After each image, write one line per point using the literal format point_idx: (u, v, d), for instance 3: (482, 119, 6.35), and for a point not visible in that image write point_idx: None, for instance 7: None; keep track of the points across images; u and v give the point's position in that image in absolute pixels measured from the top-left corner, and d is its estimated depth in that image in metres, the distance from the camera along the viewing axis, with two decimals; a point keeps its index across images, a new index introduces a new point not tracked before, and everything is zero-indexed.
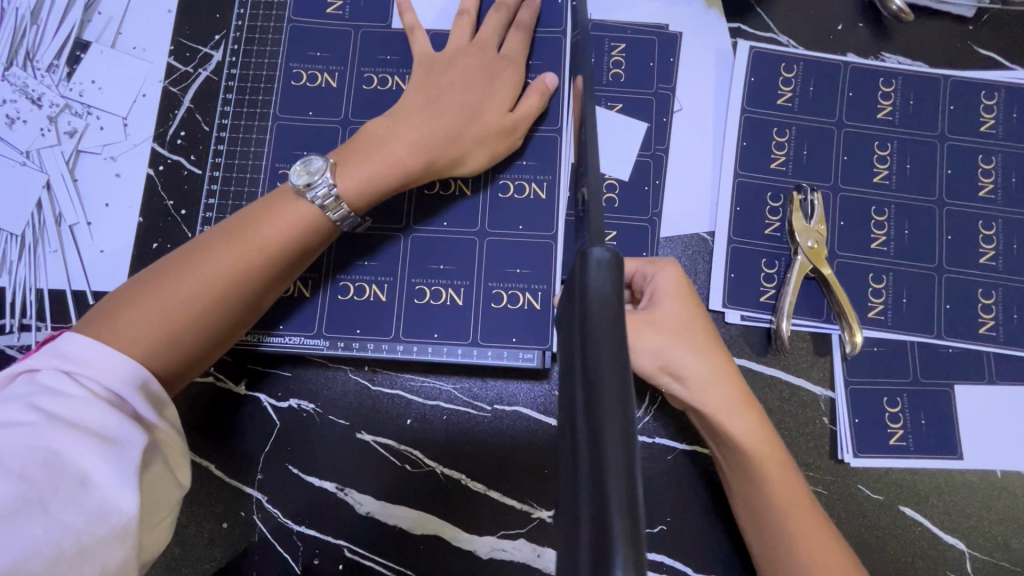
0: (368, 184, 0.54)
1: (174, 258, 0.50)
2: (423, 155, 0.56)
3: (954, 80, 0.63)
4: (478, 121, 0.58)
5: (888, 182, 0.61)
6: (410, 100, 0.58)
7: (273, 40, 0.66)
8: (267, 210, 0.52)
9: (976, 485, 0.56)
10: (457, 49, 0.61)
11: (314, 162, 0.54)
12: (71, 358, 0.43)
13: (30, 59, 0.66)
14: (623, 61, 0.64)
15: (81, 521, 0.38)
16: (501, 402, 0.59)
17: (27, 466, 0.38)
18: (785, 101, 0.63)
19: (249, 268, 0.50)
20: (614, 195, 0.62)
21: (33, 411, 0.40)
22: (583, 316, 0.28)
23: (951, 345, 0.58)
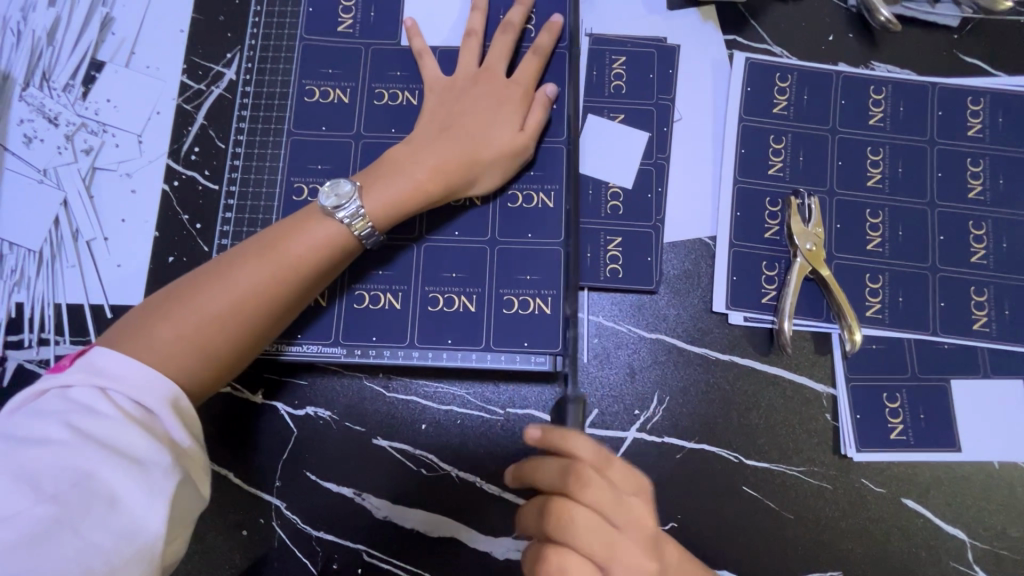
0: (390, 207, 0.57)
1: (203, 273, 0.52)
2: (441, 173, 0.58)
3: (941, 87, 0.66)
4: (488, 135, 0.60)
5: (881, 185, 0.64)
6: (426, 128, 0.61)
7: (285, 59, 0.68)
8: (294, 228, 0.54)
9: (974, 476, 0.58)
10: (468, 73, 0.63)
11: (341, 185, 0.56)
12: (104, 373, 0.45)
13: (46, 80, 0.68)
14: (624, 74, 0.66)
15: (110, 541, 0.39)
16: (513, 406, 0.61)
17: (60, 488, 0.39)
18: (781, 110, 0.65)
19: (279, 284, 0.52)
20: (618, 202, 0.64)
21: (66, 430, 0.41)
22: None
23: (947, 341, 0.61)
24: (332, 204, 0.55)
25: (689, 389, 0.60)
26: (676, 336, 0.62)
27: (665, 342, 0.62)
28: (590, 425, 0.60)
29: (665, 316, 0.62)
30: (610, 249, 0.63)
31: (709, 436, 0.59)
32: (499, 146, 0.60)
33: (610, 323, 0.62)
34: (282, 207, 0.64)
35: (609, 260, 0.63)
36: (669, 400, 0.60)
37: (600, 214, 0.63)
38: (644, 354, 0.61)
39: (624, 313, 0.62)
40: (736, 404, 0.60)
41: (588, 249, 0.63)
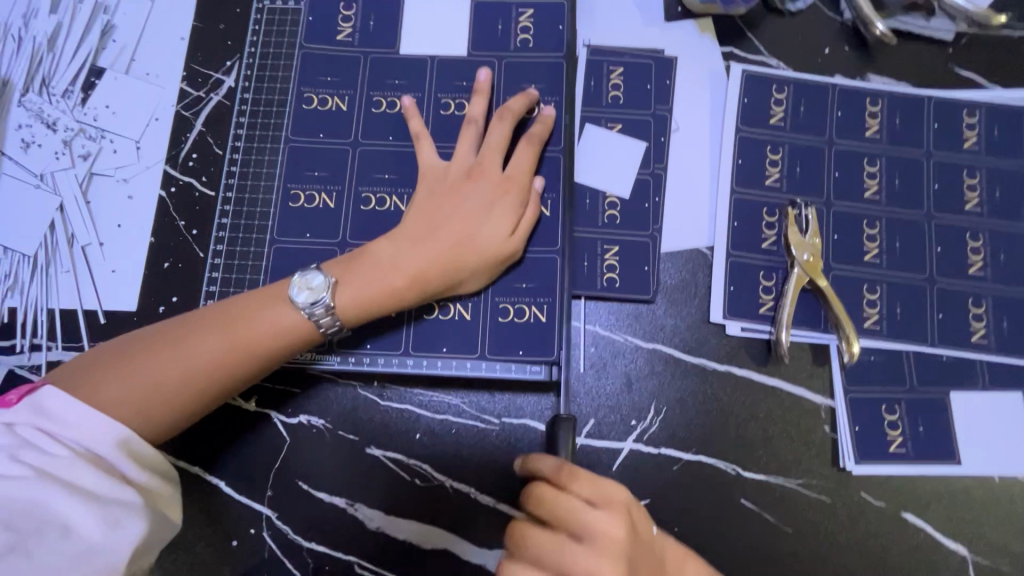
0: (358, 308, 0.56)
1: (168, 329, 0.54)
2: (422, 278, 0.57)
3: (937, 100, 0.66)
4: (476, 237, 0.58)
5: (878, 197, 0.64)
6: (412, 220, 0.59)
7: (284, 66, 0.68)
8: (264, 302, 0.56)
9: (975, 490, 0.58)
10: (463, 168, 0.61)
11: (313, 278, 0.56)
12: (54, 417, 0.48)
13: (45, 85, 0.68)
14: (622, 84, 0.66)
15: (68, 563, 0.42)
16: (509, 416, 0.60)
17: (12, 517, 0.42)
18: (778, 121, 0.66)
19: (230, 361, 0.53)
20: (616, 212, 0.64)
21: (16, 465, 0.44)
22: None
23: (946, 353, 0.60)
24: (305, 300, 0.55)
25: (686, 400, 0.60)
26: (673, 346, 0.61)
27: (662, 352, 0.61)
28: (586, 435, 0.59)
29: (662, 326, 0.62)
30: (607, 258, 0.63)
31: (707, 448, 0.59)
32: (485, 249, 0.58)
33: (606, 332, 0.62)
34: (280, 214, 0.64)
35: (605, 269, 0.63)
36: (666, 411, 0.60)
37: (598, 223, 0.63)
38: (641, 364, 0.61)
39: (621, 323, 0.62)
40: (734, 415, 0.60)
41: (585, 258, 0.63)
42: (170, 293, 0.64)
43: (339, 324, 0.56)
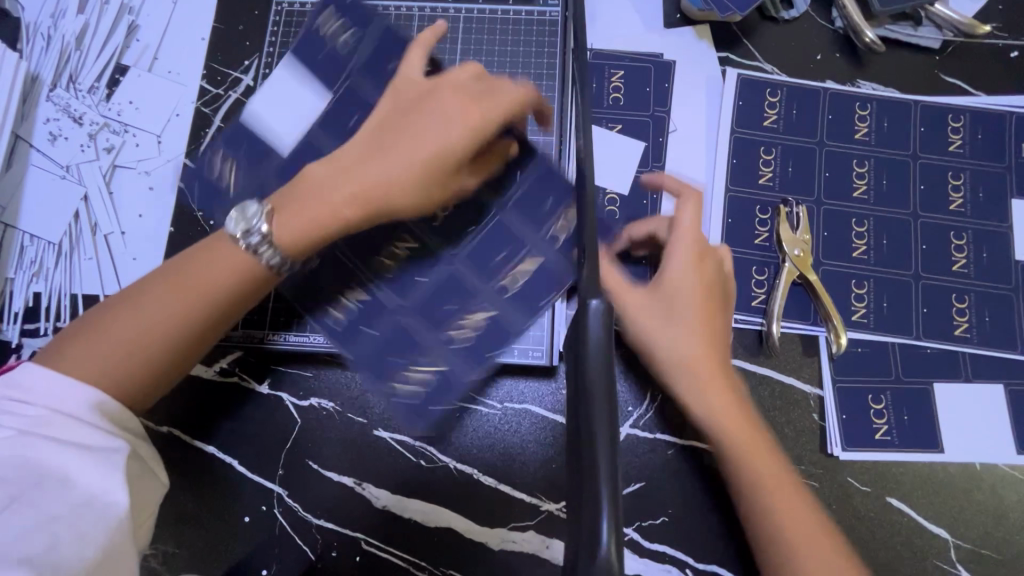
0: (308, 228, 0.54)
1: (127, 292, 0.51)
2: (364, 202, 0.55)
3: (923, 105, 0.69)
4: (414, 155, 0.55)
5: (866, 196, 0.67)
6: (358, 144, 0.57)
7: (301, 67, 0.72)
8: (214, 248, 0.52)
9: (958, 477, 0.60)
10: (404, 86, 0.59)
11: (249, 208, 0.54)
12: (24, 386, 0.46)
13: (72, 81, 0.72)
14: (622, 87, 0.70)
15: (66, 512, 0.42)
16: (510, 401, 0.63)
17: (13, 472, 0.42)
18: (771, 123, 0.69)
19: (180, 306, 0.50)
20: (616, 208, 0.67)
21: (4, 428, 0.43)
22: (584, 364, 0.34)
23: (930, 345, 0.63)
24: (239, 228, 0.53)
25: None
26: None
27: None
28: None
29: None
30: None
31: (700, 434, 0.62)
32: (421, 168, 0.55)
33: None
34: None
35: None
36: (661, 399, 0.62)
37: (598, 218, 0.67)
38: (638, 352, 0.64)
39: None
40: None
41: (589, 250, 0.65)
42: None
43: (280, 254, 0.53)
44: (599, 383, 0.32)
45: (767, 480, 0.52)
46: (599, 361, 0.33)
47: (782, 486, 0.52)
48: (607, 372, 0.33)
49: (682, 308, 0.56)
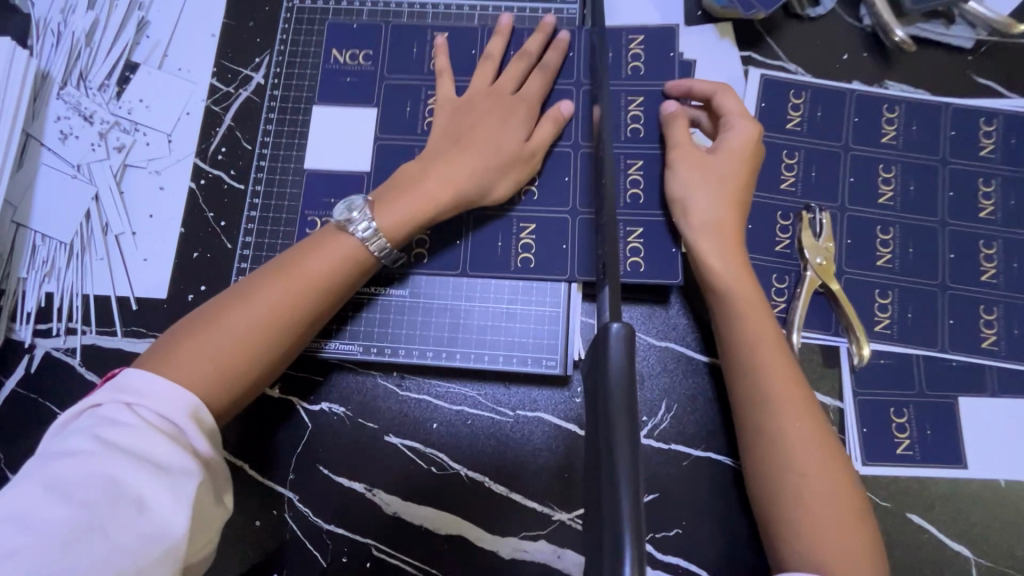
0: (412, 215, 0.58)
1: (234, 293, 0.56)
2: (455, 184, 0.59)
3: (954, 107, 0.67)
4: (497, 143, 0.61)
5: (892, 203, 0.65)
6: (439, 138, 0.62)
7: (312, 65, 0.70)
8: (314, 247, 0.57)
9: (981, 494, 0.59)
10: (481, 88, 0.64)
11: (354, 201, 0.58)
12: (135, 392, 0.50)
13: (82, 79, 0.71)
14: (641, 116, 0.67)
15: (135, 540, 0.44)
16: (523, 408, 0.62)
17: (90, 493, 0.44)
18: (795, 126, 0.67)
19: (294, 299, 0.55)
20: (639, 189, 0.65)
21: (95, 441, 0.46)
22: (606, 377, 0.32)
23: (955, 358, 0.61)
24: (343, 217, 0.58)
25: (696, 397, 0.62)
26: (685, 345, 0.63)
27: (674, 350, 0.63)
28: None
29: (674, 325, 0.64)
30: (630, 242, 0.64)
31: (716, 445, 0.60)
32: (507, 152, 0.61)
33: None
34: (305, 211, 0.66)
35: (629, 253, 0.63)
36: (678, 408, 0.61)
37: (621, 203, 0.65)
38: (654, 361, 0.63)
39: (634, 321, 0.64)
40: None
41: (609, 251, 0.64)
42: (199, 282, 0.67)
43: (390, 247, 0.58)
44: (620, 401, 0.31)
45: (798, 440, 0.53)
46: (621, 381, 0.32)
47: (812, 447, 0.53)
48: (630, 393, 0.31)
49: (733, 256, 0.58)
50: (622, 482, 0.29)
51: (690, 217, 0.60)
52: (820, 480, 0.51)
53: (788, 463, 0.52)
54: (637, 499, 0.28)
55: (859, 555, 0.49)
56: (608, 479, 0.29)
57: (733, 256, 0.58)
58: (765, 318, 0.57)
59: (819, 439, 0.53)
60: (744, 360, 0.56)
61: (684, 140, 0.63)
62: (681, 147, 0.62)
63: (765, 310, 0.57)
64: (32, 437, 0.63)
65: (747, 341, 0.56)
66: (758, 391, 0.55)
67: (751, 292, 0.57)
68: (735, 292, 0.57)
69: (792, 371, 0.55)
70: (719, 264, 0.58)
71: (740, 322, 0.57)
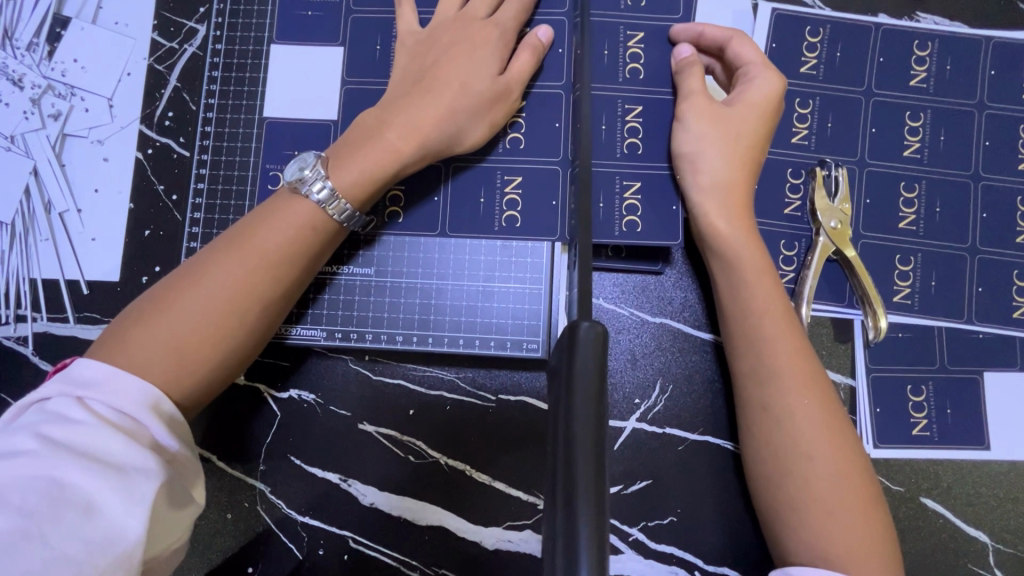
0: (369, 173, 0.51)
1: (184, 272, 0.48)
2: (419, 132, 0.52)
3: (996, 42, 0.58)
4: (469, 79, 0.53)
5: (919, 155, 0.57)
6: (400, 84, 0.54)
7: (259, 12, 0.62)
8: (268, 213, 0.50)
9: (1003, 476, 0.54)
10: (447, 20, 0.56)
11: (307, 160, 0.51)
12: (85, 383, 0.43)
13: (9, 38, 0.63)
14: (641, 54, 0.58)
15: (83, 550, 0.37)
16: (506, 392, 0.58)
17: (28, 498, 0.37)
18: (810, 69, 0.58)
19: (254, 273, 0.48)
20: (637, 139, 0.57)
21: (36, 439, 0.39)
22: (570, 377, 0.26)
23: (982, 330, 0.55)
24: (292, 176, 0.50)
25: (693, 377, 0.56)
26: (682, 321, 0.57)
27: (670, 327, 0.57)
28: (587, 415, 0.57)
29: (670, 300, 0.58)
30: (627, 198, 0.56)
31: (714, 428, 0.56)
32: (480, 89, 0.53)
33: (610, 306, 0.58)
34: (258, 180, 0.60)
35: (625, 211, 0.56)
36: (673, 389, 0.56)
37: (617, 153, 0.57)
38: (647, 339, 0.57)
39: (626, 295, 0.58)
40: None
41: (601, 199, 0.56)
42: (153, 262, 0.61)
43: (352, 210, 0.51)
44: (586, 407, 0.26)
45: (805, 421, 0.47)
46: (590, 388, 0.26)
47: (820, 427, 0.47)
48: (600, 400, 0.26)
49: (738, 218, 0.52)
50: (582, 507, 0.24)
51: (699, 174, 0.53)
52: (826, 462, 0.46)
53: (787, 443, 0.47)
54: (601, 530, 0.23)
55: (863, 545, 0.44)
56: (565, 500, 0.24)
57: (739, 217, 0.52)
58: (773, 284, 0.51)
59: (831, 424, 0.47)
60: (746, 331, 0.50)
61: (700, 88, 0.54)
62: (695, 95, 0.54)
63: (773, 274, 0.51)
64: None
65: (749, 311, 0.50)
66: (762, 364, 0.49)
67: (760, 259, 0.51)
68: (744, 258, 0.51)
69: (797, 343, 0.49)
70: (725, 226, 0.52)
71: (745, 289, 0.51)
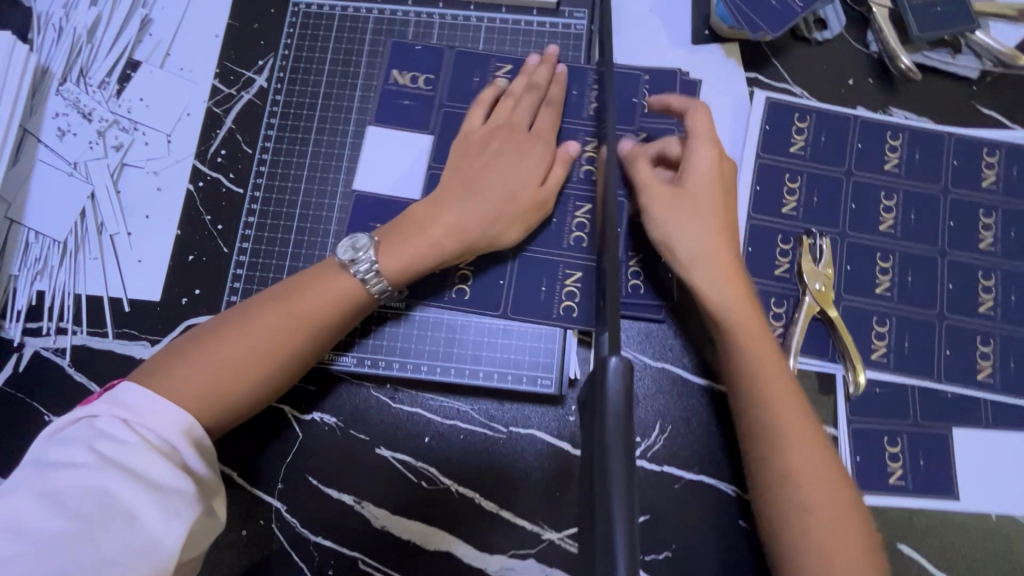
0: (412, 262, 0.57)
1: (230, 317, 0.53)
2: (463, 232, 0.58)
3: (957, 137, 0.67)
4: (511, 192, 0.60)
5: (893, 231, 0.64)
6: (448, 184, 0.61)
7: (317, 70, 0.71)
8: (315, 278, 0.56)
9: (971, 526, 0.59)
10: (493, 123, 0.64)
11: (359, 239, 0.57)
12: (130, 407, 0.46)
13: (83, 76, 0.70)
14: (645, 149, 0.66)
15: (127, 554, 0.40)
16: (516, 425, 0.61)
17: (81, 505, 0.41)
18: (798, 149, 0.66)
19: (295, 334, 0.53)
20: (643, 214, 0.64)
21: (88, 453, 0.43)
22: (604, 408, 0.32)
23: (950, 389, 0.61)
24: (344, 254, 0.56)
25: (689, 420, 0.61)
26: (681, 366, 0.62)
27: (670, 371, 0.62)
28: None
29: (671, 347, 0.63)
30: (631, 265, 0.64)
31: (708, 468, 0.60)
32: (523, 200, 0.60)
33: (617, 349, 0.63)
34: (306, 216, 0.67)
35: (630, 276, 0.64)
36: (671, 429, 0.61)
37: (623, 229, 0.64)
38: (650, 382, 0.62)
39: (632, 340, 0.63)
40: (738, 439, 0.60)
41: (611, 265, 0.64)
42: (193, 285, 0.66)
43: (392, 289, 0.57)
44: (617, 436, 0.31)
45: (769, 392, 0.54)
46: (619, 415, 0.31)
47: (824, 505, 0.51)
48: (627, 426, 0.31)
49: (728, 285, 0.57)
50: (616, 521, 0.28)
51: (682, 246, 0.58)
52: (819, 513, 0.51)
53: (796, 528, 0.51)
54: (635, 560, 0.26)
55: (837, 534, 0.50)
56: (602, 516, 0.28)
57: (729, 282, 0.57)
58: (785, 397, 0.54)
59: (836, 529, 0.51)
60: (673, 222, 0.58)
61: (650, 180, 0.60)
62: (650, 187, 0.60)
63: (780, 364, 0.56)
64: (18, 437, 0.62)
65: (755, 382, 0.55)
66: (749, 428, 0.55)
67: (755, 324, 0.56)
68: (732, 317, 0.56)
69: (777, 385, 0.55)
70: (713, 292, 0.56)
71: (737, 354, 0.56)
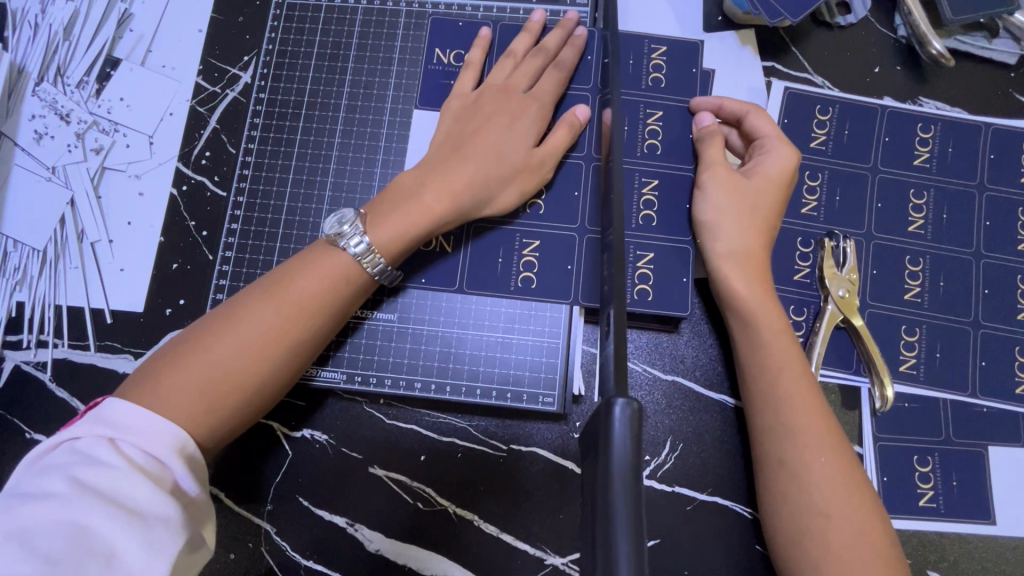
0: (401, 231, 0.53)
1: (218, 315, 0.50)
2: (453, 194, 0.54)
3: (995, 129, 0.62)
4: (503, 150, 0.56)
5: (923, 231, 0.60)
6: (437, 147, 0.58)
7: (303, 66, 0.67)
8: (304, 263, 0.52)
9: (1008, 553, 0.54)
10: (493, 87, 0.60)
11: (346, 215, 0.53)
12: (115, 425, 0.43)
13: (61, 75, 0.67)
14: (659, 131, 0.61)
15: None
16: (517, 443, 0.58)
17: (54, 544, 0.37)
18: (819, 144, 0.62)
19: (288, 322, 0.49)
20: (651, 211, 0.60)
21: (67, 481, 0.39)
22: (609, 455, 0.28)
23: (986, 404, 0.57)
24: (331, 229, 0.53)
25: (702, 437, 0.57)
26: (693, 380, 0.58)
27: (681, 385, 0.58)
28: None
29: (682, 358, 0.59)
30: (639, 267, 0.59)
31: (722, 489, 0.56)
32: (514, 161, 0.57)
33: None
34: (294, 220, 0.63)
35: (637, 279, 0.59)
36: (683, 447, 0.57)
37: (629, 227, 0.60)
38: (659, 396, 0.58)
39: (640, 351, 0.59)
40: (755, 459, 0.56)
41: None
42: (177, 295, 0.63)
43: (385, 263, 0.53)
44: (624, 485, 0.27)
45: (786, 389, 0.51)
46: (627, 467, 0.27)
47: (844, 507, 0.47)
48: (637, 475, 0.27)
49: (756, 282, 0.54)
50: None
51: (717, 243, 0.55)
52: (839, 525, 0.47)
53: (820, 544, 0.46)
54: None
55: (865, 552, 0.46)
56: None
57: (757, 283, 0.54)
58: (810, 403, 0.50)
59: (858, 542, 0.47)
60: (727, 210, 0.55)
61: (720, 159, 0.57)
62: (717, 166, 0.57)
63: (801, 363, 0.52)
64: None
65: (767, 372, 0.51)
66: (764, 425, 0.51)
67: (775, 316, 0.53)
68: (757, 307, 0.53)
69: (807, 384, 0.51)
70: (743, 287, 0.53)
71: (761, 348, 0.52)
